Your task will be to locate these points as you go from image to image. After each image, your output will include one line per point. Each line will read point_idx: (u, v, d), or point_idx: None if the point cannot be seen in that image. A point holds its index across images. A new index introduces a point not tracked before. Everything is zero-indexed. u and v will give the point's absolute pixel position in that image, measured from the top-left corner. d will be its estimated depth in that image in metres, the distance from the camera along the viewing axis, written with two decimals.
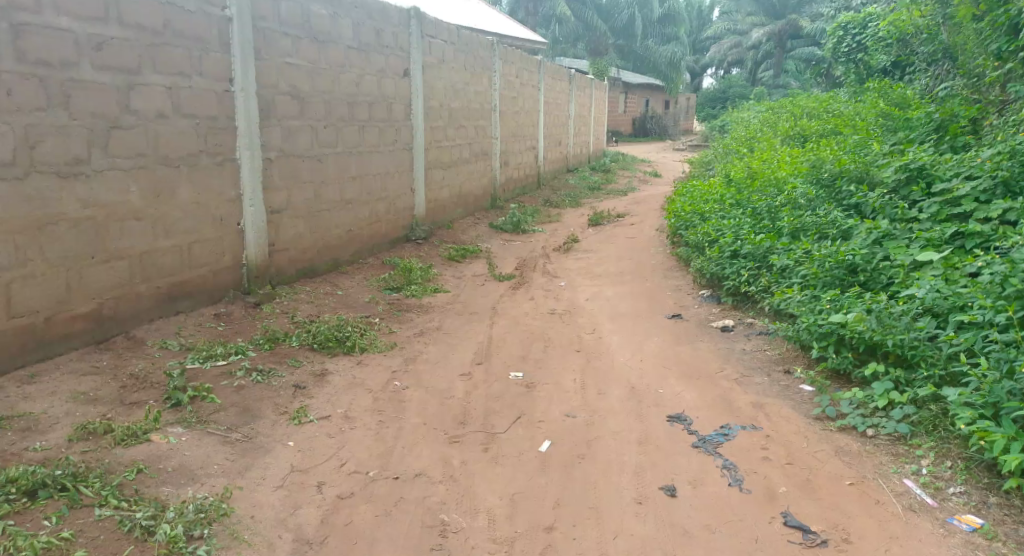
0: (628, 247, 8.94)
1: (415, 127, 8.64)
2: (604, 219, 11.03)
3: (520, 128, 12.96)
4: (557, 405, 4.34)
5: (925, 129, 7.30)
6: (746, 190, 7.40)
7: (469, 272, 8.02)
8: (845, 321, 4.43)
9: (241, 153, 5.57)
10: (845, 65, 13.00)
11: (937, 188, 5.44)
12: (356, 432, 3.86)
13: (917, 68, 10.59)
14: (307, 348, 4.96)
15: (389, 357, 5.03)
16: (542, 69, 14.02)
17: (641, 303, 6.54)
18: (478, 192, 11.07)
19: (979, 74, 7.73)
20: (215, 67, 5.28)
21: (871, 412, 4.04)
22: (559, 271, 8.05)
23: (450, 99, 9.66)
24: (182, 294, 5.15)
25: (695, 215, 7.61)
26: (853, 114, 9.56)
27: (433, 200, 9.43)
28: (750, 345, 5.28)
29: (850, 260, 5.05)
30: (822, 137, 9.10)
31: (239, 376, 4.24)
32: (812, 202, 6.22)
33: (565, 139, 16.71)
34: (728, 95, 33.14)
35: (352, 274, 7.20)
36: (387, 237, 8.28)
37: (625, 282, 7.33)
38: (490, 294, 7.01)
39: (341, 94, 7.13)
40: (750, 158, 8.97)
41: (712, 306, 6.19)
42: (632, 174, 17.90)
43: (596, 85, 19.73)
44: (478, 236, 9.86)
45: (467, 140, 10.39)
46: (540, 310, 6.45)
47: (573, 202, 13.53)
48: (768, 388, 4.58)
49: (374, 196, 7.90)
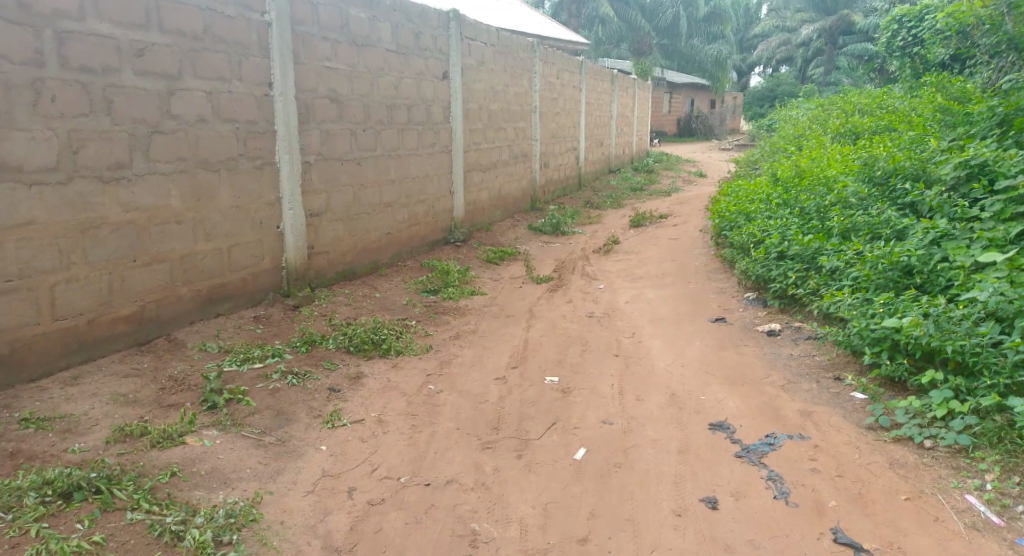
0: (670, 248, 8.78)
1: (454, 129, 8.63)
2: (646, 221, 10.87)
3: (560, 129, 12.86)
4: (593, 410, 4.24)
5: (987, 124, 6.97)
6: (793, 189, 7.18)
7: (508, 274, 7.96)
8: (900, 325, 4.24)
9: (280, 157, 5.61)
10: (901, 59, 12.58)
11: (1000, 186, 5.17)
12: (389, 437, 3.82)
13: (978, 61, 10.16)
14: (343, 351, 4.96)
15: (425, 361, 5.00)
16: (584, 69, 13.91)
17: (682, 306, 6.40)
18: (518, 193, 11.02)
19: None
20: (253, 71, 5.32)
21: (929, 422, 3.84)
22: (599, 273, 7.94)
23: (490, 100, 9.63)
24: (223, 297, 5.20)
25: (741, 214, 7.42)
26: (909, 110, 9.23)
27: (473, 202, 9.40)
28: (798, 350, 5.10)
29: (906, 261, 4.83)
30: (875, 133, 8.81)
31: (275, 378, 4.24)
32: (865, 201, 5.99)
33: (607, 140, 16.54)
34: (776, 94, 32.54)
35: (391, 277, 7.21)
36: (426, 239, 8.28)
37: (666, 284, 7.19)
38: (528, 297, 6.95)
39: (380, 98, 7.15)
40: (799, 156, 8.72)
41: (757, 309, 6.02)
42: (676, 175, 17.66)
43: (640, 85, 19.50)
44: (518, 239, 9.80)
45: (507, 142, 10.34)
46: (579, 313, 6.36)
47: (615, 203, 13.39)
48: (817, 395, 4.41)
49: (412, 198, 7.90)
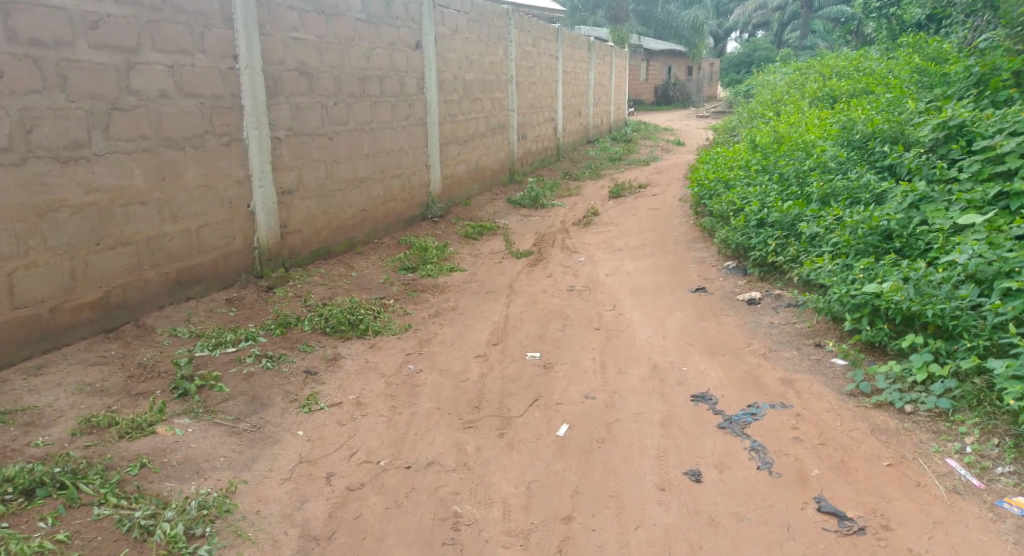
0: (650, 219, 8.70)
1: (429, 101, 8.45)
2: (625, 191, 10.79)
3: (537, 99, 12.67)
4: (575, 385, 4.18)
5: (964, 84, 6.94)
6: (772, 155, 7.10)
7: (487, 249, 7.86)
8: (881, 291, 4.18)
9: (248, 133, 5.44)
10: (877, 21, 12.51)
11: (978, 146, 5.12)
12: (367, 420, 3.74)
13: (954, 21, 10.11)
14: (319, 332, 4.86)
15: (403, 340, 4.92)
16: (560, 38, 13.69)
17: (663, 277, 6.34)
18: (496, 166, 10.87)
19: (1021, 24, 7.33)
20: (217, 43, 5.12)
21: (909, 386, 3.80)
22: (579, 246, 7.86)
23: (465, 71, 9.44)
24: (193, 279, 5.06)
25: (720, 182, 7.34)
26: (886, 72, 9.18)
27: (450, 176, 9.25)
28: (778, 318, 5.06)
29: (886, 225, 4.77)
30: (853, 97, 8.75)
31: (249, 362, 4.13)
32: (843, 165, 5.92)
33: (584, 109, 16.38)
34: (752, 60, 32.41)
35: (367, 255, 7.09)
36: (403, 215, 8.15)
37: (646, 255, 7.12)
38: (508, 271, 6.86)
39: (352, 70, 6.95)
40: (777, 122, 8.64)
41: (738, 278, 5.97)
42: (654, 144, 17.56)
43: (617, 53, 19.30)
44: (496, 212, 9.69)
45: (483, 113, 10.17)
46: (559, 287, 6.28)
47: (594, 174, 13.27)
48: (799, 363, 4.38)
49: (388, 173, 7.74)
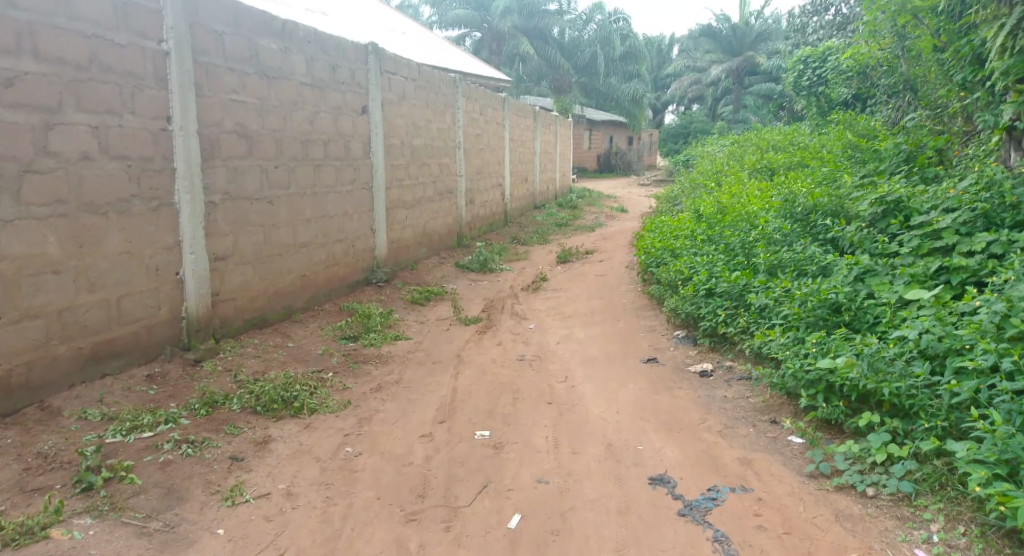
0: (599, 285, 8.60)
1: (375, 165, 8.27)
2: (572, 256, 10.73)
3: (484, 165, 12.65)
4: (528, 467, 3.91)
5: (894, 161, 7.07)
6: (718, 226, 7.06)
7: (433, 315, 7.60)
8: (835, 366, 3.99)
9: (180, 198, 5.13)
10: (807, 98, 12.93)
11: (916, 221, 5.10)
12: (298, 513, 3.39)
13: (879, 101, 10.49)
14: (250, 411, 4.48)
15: (342, 418, 4.58)
16: (507, 105, 13.81)
17: (614, 346, 6.17)
18: (443, 231, 10.70)
19: (941, 105, 7.67)
20: (149, 104, 4.85)
21: (869, 468, 3.61)
22: (528, 312, 7.67)
23: (412, 136, 9.32)
24: (111, 354, 4.66)
25: (668, 252, 7.26)
26: (820, 147, 9.42)
27: (395, 240, 9.02)
28: (732, 393, 4.83)
29: (834, 298, 4.62)
30: (790, 170, 8.91)
31: (167, 449, 3.75)
32: (787, 237, 5.85)
33: (531, 175, 16.48)
34: (690, 130, 33.55)
35: (306, 323, 6.74)
36: (345, 281, 7.84)
37: (597, 323, 6.97)
38: (455, 340, 6.60)
39: (294, 132, 6.74)
40: (719, 193, 8.69)
41: (689, 347, 5.82)
42: (599, 210, 17.74)
43: (561, 121, 19.64)
44: (443, 277, 9.46)
45: (431, 178, 10.04)
46: (509, 357, 6.04)
47: (541, 239, 13.23)
48: (755, 441, 4.14)
49: (330, 238, 7.46)
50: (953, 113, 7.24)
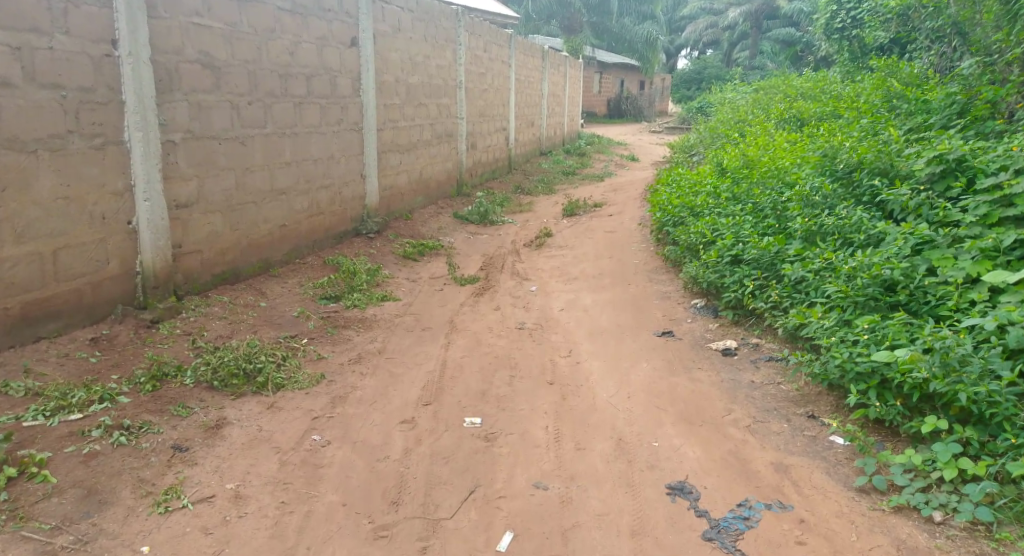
0: (607, 243, 7.95)
1: (366, 104, 7.56)
2: (579, 209, 10.09)
3: (488, 107, 11.86)
4: (524, 467, 3.35)
5: (945, 115, 6.31)
6: (745, 183, 6.34)
7: (427, 272, 6.97)
8: (893, 360, 3.36)
9: (130, 134, 4.51)
10: (838, 43, 11.82)
11: (983, 184, 4.38)
12: (245, 524, 2.86)
13: (921, 46, 9.52)
14: (205, 387, 3.90)
15: (312, 398, 3.99)
16: (514, 44, 12.90)
17: (624, 315, 5.56)
18: (441, 178, 9.99)
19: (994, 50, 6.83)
20: (87, 23, 4.22)
21: (935, 485, 3.02)
22: (530, 272, 7.05)
23: (409, 73, 8.55)
24: (45, 314, 4.15)
25: (688, 212, 6.57)
26: (855, 96, 8.61)
27: (389, 188, 8.34)
28: (760, 377, 4.25)
29: (888, 274, 3.94)
30: (822, 121, 8.14)
31: (94, 437, 3.19)
32: (827, 199, 5.14)
33: (537, 120, 15.65)
34: (703, 77, 32.36)
35: (285, 280, 6.12)
36: (331, 231, 7.21)
37: (605, 287, 6.35)
38: (449, 303, 5.99)
39: (270, 65, 6.07)
40: (744, 145, 7.92)
41: (708, 320, 5.21)
42: (609, 159, 16.93)
43: (571, 63, 18.70)
44: (440, 229, 8.81)
45: (429, 120, 9.29)
46: (506, 324, 5.45)
47: (547, 188, 12.51)
48: (791, 441, 3.55)
49: (313, 183, 6.81)
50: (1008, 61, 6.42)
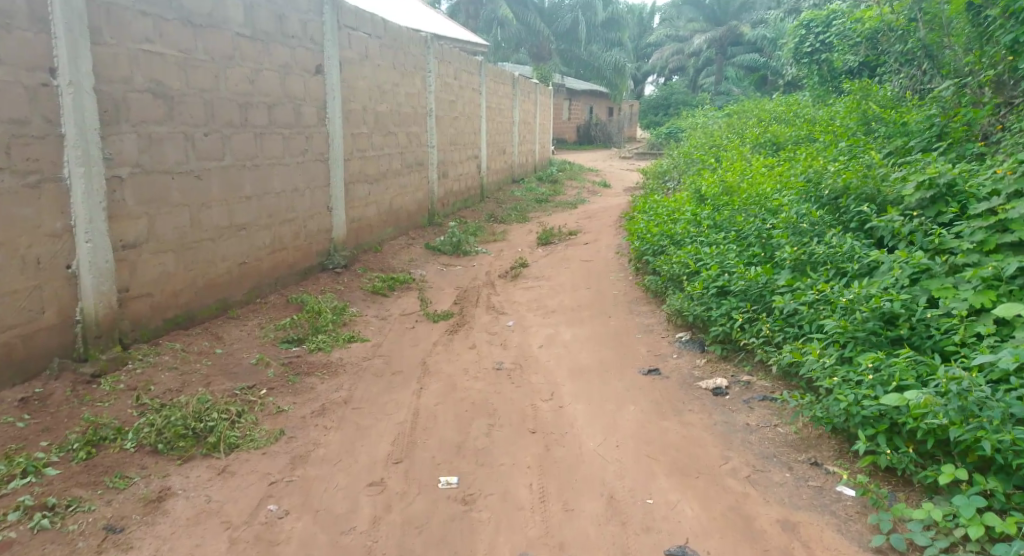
0: (584, 273, 7.68)
1: (332, 134, 7.23)
2: (554, 238, 9.88)
3: (459, 135, 11.60)
4: (507, 535, 3.02)
5: (925, 137, 6.14)
6: (726, 210, 6.09)
7: (398, 309, 6.61)
8: (904, 403, 3.06)
9: (70, 170, 4.22)
10: (807, 67, 11.79)
11: (978, 209, 4.15)
12: None
13: (890, 69, 9.46)
14: (148, 452, 3.50)
15: (270, 459, 3.61)
16: (483, 70, 12.69)
17: (607, 351, 5.26)
18: (411, 207, 9.67)
19: (965, 73, 6.69)
20: (21, 51, 3.96)
21: (959, 543, 2.73)
22: (506, 306, 6.74)
23: (377, 101, 8.25)
24: None
25: (669, 241, 6.30)
26: (830, 119, 8.47)
27: (356, 220, 7.99)
28: (755, 419, 3.92)
29: (887, 306, 3.67)
30: (798, 145, 7.97)
31: (12, 522, 2.88)
32: (814, 226, 4.88)
33: (509, 146, 15.45)
34: (671, 102, 32.62)
35: (243, 323, 5.73)
36: (294, 267, 6.83)
37: (585, 320, 6.05)
38: (421, 342, 5.64)
39: (229, 93, 5.70)
40: (721, 170, 7.71)
41: (696, 355, 4.91)
42: (581, 185, 16.77)
43: (541, 90, 18.61)
44: (411, 261, 8.47)
45: (398, 148, 8.99)
46: (483, 365, 5.11)
47: (520, 216, 12.25)
48: (796, 492, 3.22)
49: (275, 218, 6.45)
50: (980, 83, 6.26)
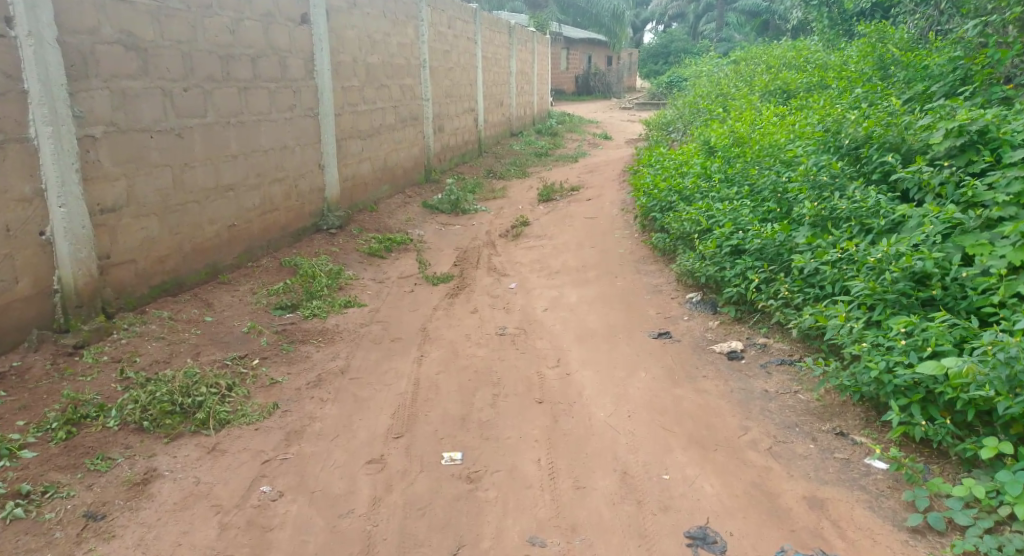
0: (588, 231, 7.43)
1: (321, 87, 6.90)
2: (555, 194, 9.60)
3: (455, 88, 11.22)
4: (515, 516, 2.84)
5: (948, 80, 5.81)
6: (738, 163, 5.79)
7: (395, 271, 6.38)
8: (942, 372, 2.85)
9: (36, 129, 4.05)
10: (816, 10, 11.30)
11: (1014, 157, 3.87)
12: None
13: (905, 11, 9.01)
14: (132, 429, 3.31)
15: (263, 435, 3.41)
16: (478, 19, 12.21)
17: (614, 314, 5.05)
18: (408, 164, 9.36)
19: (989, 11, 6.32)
20: None
21: (1004, 522, 2.55)
22: (508, 267, 6.51)
23: (368, 52, 7.89)
24: None
25: (677, 197, 6.02)
26: (843, 64, 8.10)
27: (351, 178, 7.71)
28: (774, 385, 3.72)
29: (919, 266, 3.42)
30: (810, 92, 7.63)
31: None
32: (834, 178, 4.61)
33: (507, 99, 15.04)
34: (671, 50, 31.87)
35: (235, 289, 5.50)
36: (287, 229, 6.58)
37: (590, 281, 5.82)
38: (420, 307, 5.43)
39: (208, 45, 5.40)
40: (730, 120, 7.38)
41: (707, 317, 4.70)
42: (581, 138, 16.36)
43: (538, 40, 18.08)
44: (408, 220, 8.21)
45: (392, 103, 8.64)
46: (485, 330, 4.90)
47: (520, 172, 11.92)
48: (822, 466, 3.03)
49: (264, 177, 6.18)
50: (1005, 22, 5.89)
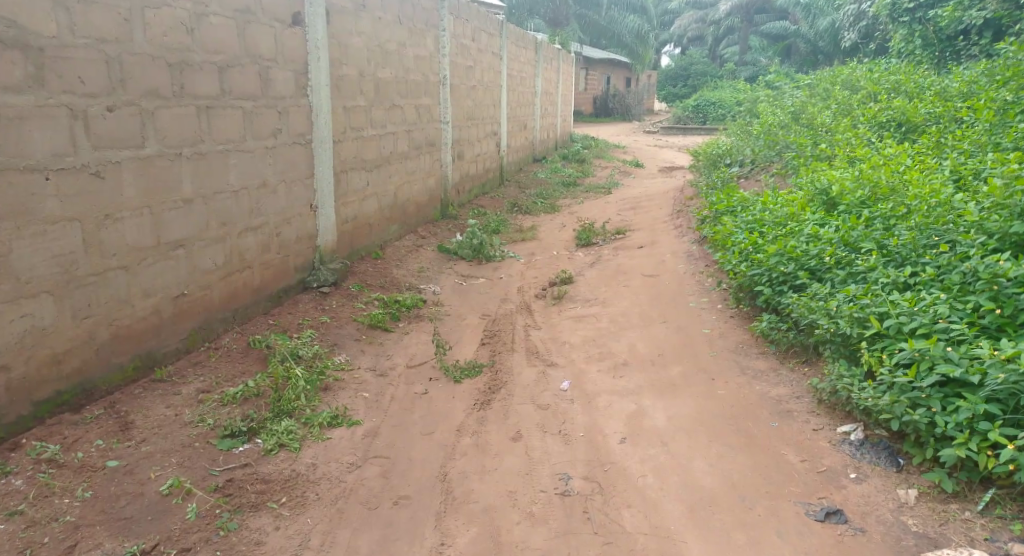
0: (651, 294, 5.74)
1: (316, 107, 5.25)
2: (596, 237, 7.95)
3: (477, 108, 9.60)
4: None
5: None
6: (898, 229, 4.06)
7: (404, 355, 4.70)
8: None
9: None
10: (903, 26, 9.50)
11: None
12: None
13: None
14: None
15: None
16: (504, 31, 10.63)
17: (732, 451, 3.35)
18: (421, 198, 7.71)
19: None
20: None
21: None
22: (553, 350, 4.83)
23: (378, 64, 6.26)
24: None
25: (803, 272, 4.27)
26: (974, 90, 6.49)
27: (351, 219, 6.04)
28: None
29: None
30: (943, 125, 6.01)
31: None
32: None
33: (530, 121, 13.43)
34: (693, 72, 30.47)
35: (174, 392, 3.81)
36: (263, 291, 4.90)
37: (676, 384, 4.13)
38: (437, 425, 3.73)
39: (152, 48, 3.77)
40: (843, 161, 5.69)
41: (893, 481, 2.98)
42: (611, 164, 14.75)
43: (564, 58, 16.52)
44: (421, 270, 6.54)
45: (405, 126, 7.01)
46: (538, 480, 3.21)
47: (549, 205, 10.26)
48: None
49: (233, 226, 4.51)
50: None
